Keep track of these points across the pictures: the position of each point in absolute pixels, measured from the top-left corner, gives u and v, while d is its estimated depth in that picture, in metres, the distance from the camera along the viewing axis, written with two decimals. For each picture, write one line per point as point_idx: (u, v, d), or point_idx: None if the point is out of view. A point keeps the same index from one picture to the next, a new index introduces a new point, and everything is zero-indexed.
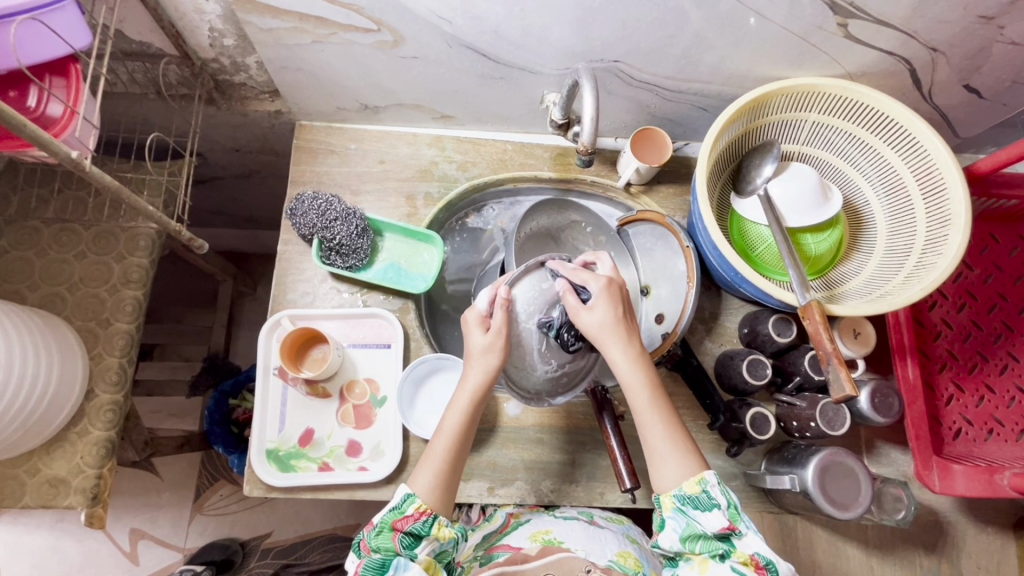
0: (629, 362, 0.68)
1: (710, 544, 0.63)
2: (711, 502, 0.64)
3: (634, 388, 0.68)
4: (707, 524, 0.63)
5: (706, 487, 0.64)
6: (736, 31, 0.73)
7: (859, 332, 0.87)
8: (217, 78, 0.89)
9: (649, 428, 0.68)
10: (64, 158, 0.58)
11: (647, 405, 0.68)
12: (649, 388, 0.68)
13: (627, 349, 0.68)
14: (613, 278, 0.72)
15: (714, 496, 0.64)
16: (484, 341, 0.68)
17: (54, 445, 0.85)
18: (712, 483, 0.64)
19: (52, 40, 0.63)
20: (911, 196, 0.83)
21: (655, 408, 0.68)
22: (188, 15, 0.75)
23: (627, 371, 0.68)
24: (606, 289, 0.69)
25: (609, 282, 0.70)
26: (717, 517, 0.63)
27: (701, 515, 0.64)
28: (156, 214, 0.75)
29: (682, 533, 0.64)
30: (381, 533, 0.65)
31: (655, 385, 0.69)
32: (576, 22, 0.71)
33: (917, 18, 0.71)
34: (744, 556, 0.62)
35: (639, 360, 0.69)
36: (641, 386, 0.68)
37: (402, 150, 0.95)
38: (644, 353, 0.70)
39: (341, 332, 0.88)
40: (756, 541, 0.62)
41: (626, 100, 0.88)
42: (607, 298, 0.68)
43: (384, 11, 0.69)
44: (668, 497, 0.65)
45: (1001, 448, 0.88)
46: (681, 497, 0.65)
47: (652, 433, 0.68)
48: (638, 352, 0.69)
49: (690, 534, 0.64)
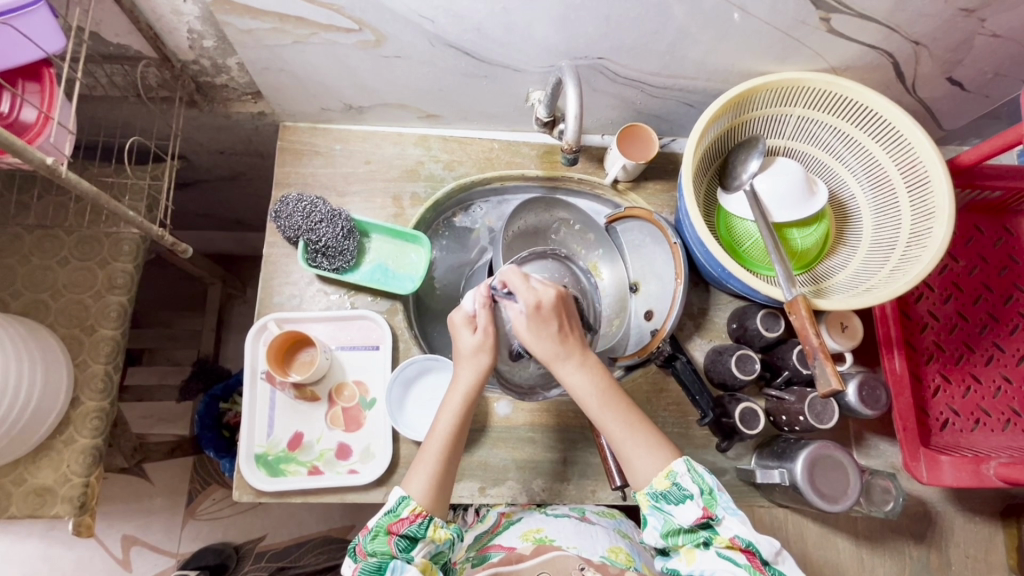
0: (577, 370, 0.68)
1: (691, 534, 0.64)
2: (683, 494, 0.64)
3: (583, 394, 0.68)
4: (683, 517, 0.64)
5: (676, 479, 0.64)
6: (721, 26, 0.72)
7: (847, 326, 0.87)
8: (198, 80, 0.88)
9: (611, 429, 0.68)
10: (40, 164, 0.57)
11: (605, 410, 0.68)
12: (598, 392, 0.68)
13: (571, 359, 0.67)
14: (545, 292, 0.67)
15: (685, 486, 0.64)
16: (473, 341, 0.68)
17: (40, 454, 0.84)
18: (682, 474, 0.64)
19: (24, 43, 0.62)
20: (896, 189, 0.83)
21: (610, 408, 0.68)
22: (165, 16, 0.73)
23: (575, 380, 0.67)
24: (536, 308, 0.66)
25: (538, 303, 0.66)
26: (692, 508, 0.63)
27: (675, 508, 0.64)
28: (138, 218, 0.74)
29: (663, 529, 0.65)
30: (376, 537, 0.65)
31: (604, 386, 0.68)
32: (560, 19, 0.70)
33: (899, 12, 0.71)
34: (725, 542, 0.62)
35: (586, 365, 0.68)
36: (591, 392, 0.68)
37: (388, 151, 0.94)
38: (590, 356, 0.69)
39: (330, 334, 0.88)
40: (735, 523, 0.63)
41: (611, 97, 0.88)
42: (535, 318, 0.66)
43: (364, 10, 0.68)
44: (643, 494, 0.66)
45: (987, 437, 0.88)
46: (653, 495, 0.65)
47: (614, 434, 0.68)
48: (585, 359, 0.68)
49: (671, 529, 0.65)
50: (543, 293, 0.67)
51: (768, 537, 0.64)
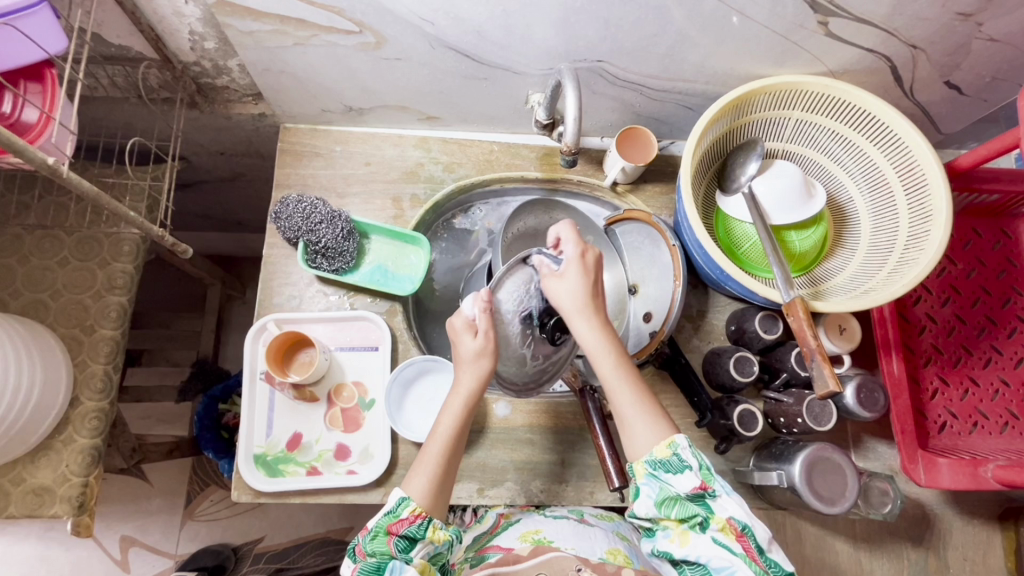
0: (595, 329, 0.68)
1: (687, 509, 0.63)
2: (682, 465, 0.64)
3: (597, 353, 0.68)
4: (681, 485, 0.64)
5: (677, 450, 0.65)
6: (719, 29, 0.73)
7: (845, 328, 0.88)
8: (199, 81, 0.88)
9: (617, 396, 0.68)
10: (42, 163, 0.57)
11: (615, 375, 0.68)
12: (613, 354, 0.68)
13: (593, 317, 0.68)
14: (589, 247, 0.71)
15: (685, 458, 0.65)
16: (474, 346, 0.68)
17: (39, 453, 0.84)
18: (683, 446, 0.65)
19: (27, 44, 0.62)
20: (894, 192, 0.83)
21: (621, 371, 0.69)
22: (167, 18, 0.74)
23: (591, 338, 0.68)
24: (580, 257, 0.69)
25: (584, 251, 0.70)
26: (689, 478, 0.64)
27: (673, 477, 0.64)
28: (138, 218, 0.74)
29: (658, 497, 0.64)
30: (376, 537, 0.65)
31: (618, 350, 0.69)
32: (559, 22, 0.71)
33: (896, 16, 0.71)
34: (721, 520, 0.62)
35: (605, 328, 0.69)
36: (605, 353, 0.68)
37: (388, 152, 0.95)
38: (608, 322, 0.70)
39: (329, 335, 0.88)
40: (730, 504, 0.63)
41: (610, 99, 0.88)
42: (580, 267, 0.68)
43: (365, 12, 0.68)
44: (641, 463, 0.66)
45: (985, 440, 0.88)
46: (653, 463, 0.65)
47: (619, 401, 0.68)
48: (604, 322, 0.69)
49: (666, 498, 0.63)
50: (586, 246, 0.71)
51: (763, 524, 0.64)
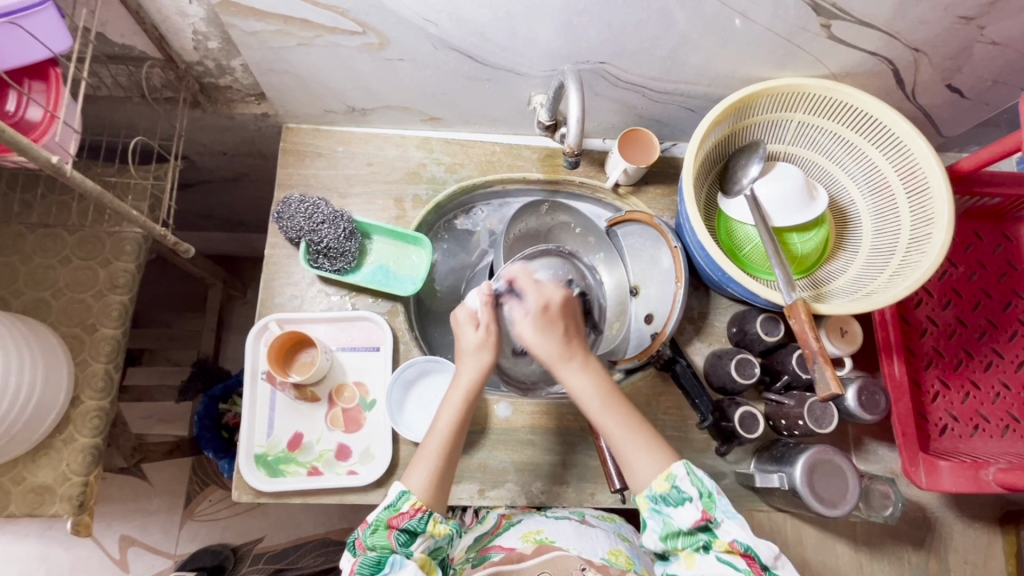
0: (577, 373, 0.69)
1: (690, 537, 0.64)
2: (682, 496, 0.64)
3: (585, 397, 0.68)
4: (681, 520, 0.64)
5: (676, 483, 0.64)
6: (722, 31, 0.73)
7: (846, 331, 0.88)
8: (202, 81, 0.88)
9: (614, 434, 0.68)
10: (45, 162, 0.57)
11: (608, 412, 0.68)
12: (600, 396, 0.68)
13: (573, 362, 0.69)
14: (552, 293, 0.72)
15: (683, 489, 0.64)
16: (476, 338, 0.70)
17: (40, 452, 0.84)
18: (681, 477, 0.64)
19: (31, 43, 0.62)
20: (896, 195, 0.83)
21: (613, 412, 0.68)
22: (171, 18, 0.74)
23: (576, 383, 0.69)
24: (543, 309, 0.70)
25: (546, 303, 0.70)
26: (690, 511, 0.63)
27: (674, 510, 0.64)
28: (140, 218, 0.74)
29: (662, 532, 0.65)
30: (376, 531, 0.65)
31: (608, 388, 0.69)
32: (562, 24, 0.71)
33: (898, 19, 0.71)
34: (724, 545, 0.62)
35: (588, 366, 0.69)
36: (593, 396, 0.68)
37: (390, 153, 0.95)
38: (592, 360, 0.70)
39: (330, 335, 0.88)
40: (734, 527, 0.62)
41: (613, 101, 0.88)
42: (540, 319, 0.69)
43: (368, 13, 0.68)
44: (642, 497, 0.66)
45: (986, 443, 0.88)
46: (653, 497, 0.65)
47: (616, 439, 0.68)
48: (587, 360, 0.70)
49: (670, 532, 0.65)
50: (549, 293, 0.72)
51: (767, 541, 0.63)
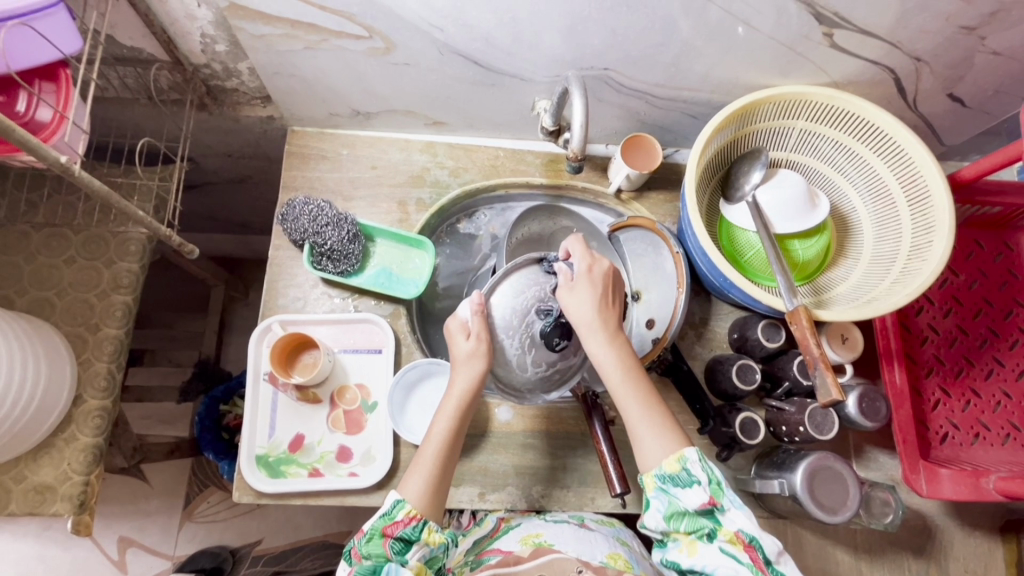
0: (604, 344, 0.69)
1: (695, 522, 0.64)
2: (692, 479, 0.64)
3: (608, 369, 0.69)
4: (689, 501, 0.64)
5: (686, 464, 0.65)
6: (724, 39, 0.74)
7: (847, 337, 0.88)
8: (209, 83, 0.89)
9: (628, 409, 0.68)
10: (54, 162, 0.58)
11: (626, 387, 0.69)
12: (621, 368, 0.69)
13: (602, 332, 0.69)
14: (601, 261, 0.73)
15: (694, 473, 0.64)
16: (468, 347, 0.69)
17: (42, 451, 0.84)
18: (693, 460, 0.65)
19: (43, 44, 0.63)
20: (897, 203, 0.84)
21: (631, 387, 0.69)
22: (179, 21, 0.75)
23: (602, 352, 0.69)
24: (589, 271, 0.71)
25: (594, 264, 0.72)
26: (698, 493, 0.64)
27: (682, 491, 0.64)
28: (146, 218, 0.75)
29: (666, 512, 0.65)
30: (370, 540, 0.65)
31: (630, 363, 0.70)
32: (567, 30, 0.71)
33: (900, 29, 0.72)
34: (729, 534, 0.63)
35: (615, 341, 0.70)
36: (615, 368, 0.69)
37: (394, 156, 0.95)
38: (621, 337, 0.70)
39: (332, 337, 0.88)
40: (739, 516, 0.63)
41: (616, 107, 0.89)
42: (587, 279, 0.70)
43: (375, 18, 0.69)
44: (651, 476, 0.66)
45: (987, 452, 0.88)
46: (662, 477, 0.65)
47: (630, 413, 0.68)
48: (617, 334, 0.70)
49: (675, 512, 0.64)
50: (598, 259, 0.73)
51: (771, 536, 0.64)
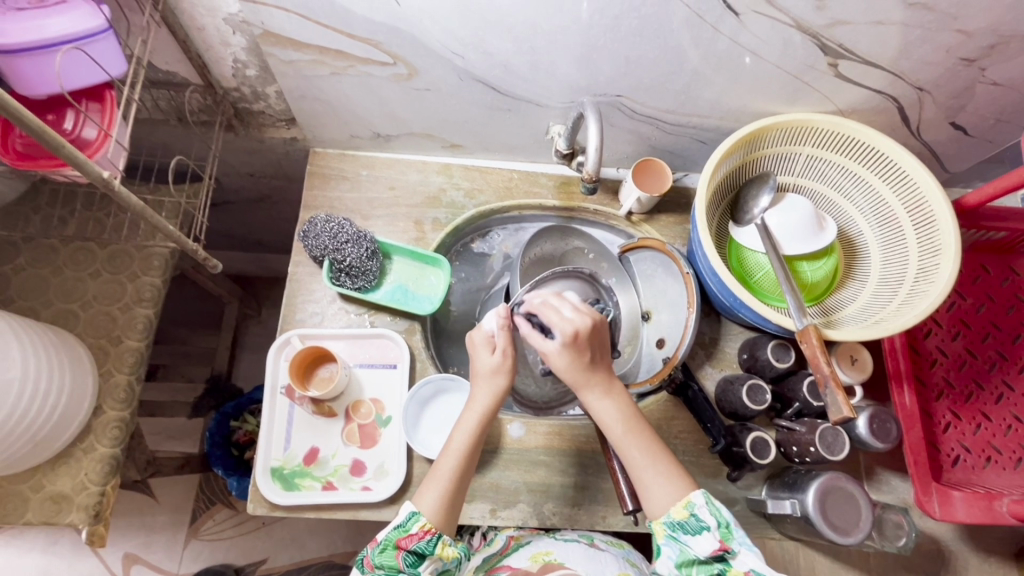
0: (602, 397, 0.70)
1: (706, 566, 0.65)
2: (700, 525, 0.65)
3: (609, 421, 0.70)
4: (699, 548, 0.65)
5: (694, 510, 0.65)
6: (733, 68, 0.77)
7: (857, 359, 0.89)
8: (237, 106, 0.93)
9: (633, 458, 0.69)
10: (97, 177, 0.61)
11: (630, 437, 0.70)
12: (624, 420, 0.70)
13: (598, 386, 0.70)
14: (579, 320, 0.69)
15: (702, 518, 0.65)
16: (491, 362, 0.72)
17: (60, 461, 0.85)
18: (700, 505, 0.65)
19: (91, 67, 0.67)
20: (903, 227, 0.86)
21: (634, 437, 0.70)
22: (214, 47, 0.79)
23: (602, 407, 0.70)
24: (573, 339, 0.69)
25: (574, 332, 0.68)
26: (708, 540, 0.65)
27: (691, 539, 0.65)
28: (175, 232, 0.78)
29: (677, 559, 0.66)
30: (384, 551, 0.66)
31: (631, 415, 0.71)
32: (582, 58, 0.75)
33: (903, 60, 0.75)
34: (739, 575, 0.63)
35: (612, 392, 0.71)
36: (616, 421, 0.70)
37: (412, 177, 0.99)
38: (616, 385, 0.72)
39: (348, 351, 0.90)
40: (750, 558, 0.63)
41: (628, 132, 0.92)
42: (569, 349, 0.69)
43: (400, 45, 0.73)
44: (658, 523, 0.67)
45: (1000, 475, 0.88)
46: (670, 525, 0.66)
47: (635, 462, 0.69)
48: (613, 386, 0.71)
49: (685, 560, 0.65)
50: (577, 320, 0.69)
51: None
